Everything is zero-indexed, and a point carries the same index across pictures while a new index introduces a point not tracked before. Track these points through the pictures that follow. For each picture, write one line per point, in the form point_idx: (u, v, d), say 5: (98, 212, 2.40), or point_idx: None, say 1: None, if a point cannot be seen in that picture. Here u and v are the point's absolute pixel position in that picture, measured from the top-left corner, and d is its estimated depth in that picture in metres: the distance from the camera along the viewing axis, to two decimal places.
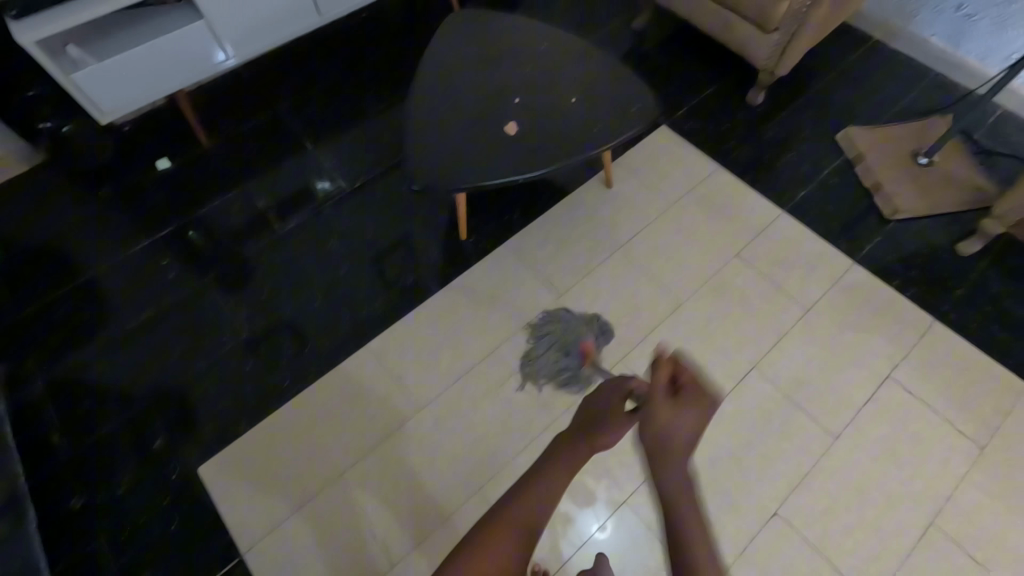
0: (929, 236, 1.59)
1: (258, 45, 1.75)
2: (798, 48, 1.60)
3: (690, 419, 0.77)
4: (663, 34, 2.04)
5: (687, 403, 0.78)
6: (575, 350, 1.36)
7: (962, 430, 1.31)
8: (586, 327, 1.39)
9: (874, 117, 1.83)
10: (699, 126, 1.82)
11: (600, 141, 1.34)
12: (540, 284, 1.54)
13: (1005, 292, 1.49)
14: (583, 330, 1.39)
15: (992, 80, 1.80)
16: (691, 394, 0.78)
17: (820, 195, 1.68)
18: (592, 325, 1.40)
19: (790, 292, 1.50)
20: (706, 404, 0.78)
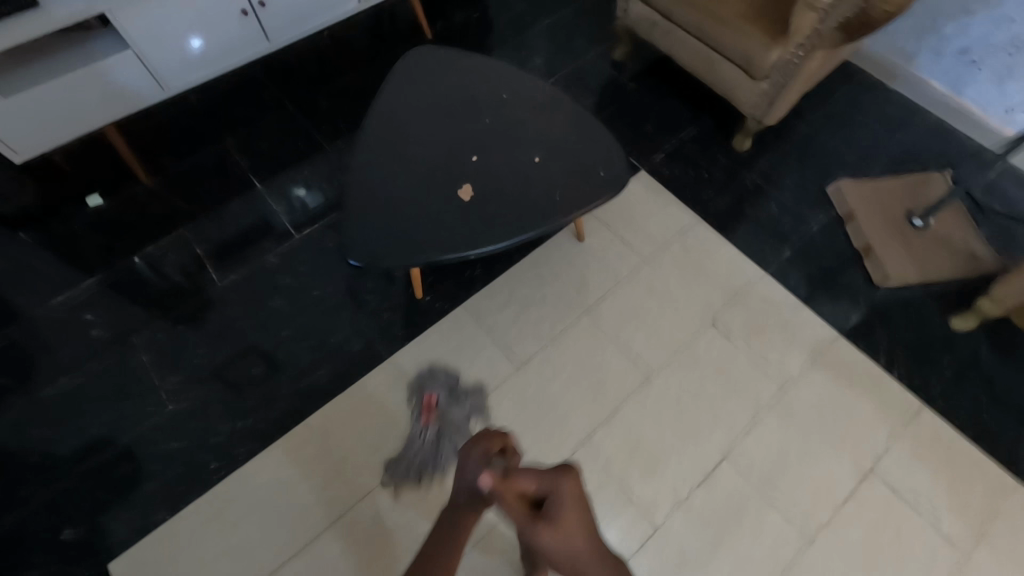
0: (921, 306, 1.49)
1: (220, 66, 1.61)
2: (788, 99, 1.48)
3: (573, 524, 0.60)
4: (644, 69, 1.93)
5: (557, 510, 0.60)
6: (416, 430, 1.33)
7: (946, 533, 1.23)
8: (458, 389, 1.38)
9: (865, 168, 1.71)
10: (678, 174, 1.72)
11: (562, 210, 1.20)
12: (500, 352, 1.43)
13: (999, 374, 1.39)
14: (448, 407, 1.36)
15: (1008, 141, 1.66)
16: (557, 501, 0.61)
17: (804, 255, 1.58)
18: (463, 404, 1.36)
19: (768, 368, 1.41)
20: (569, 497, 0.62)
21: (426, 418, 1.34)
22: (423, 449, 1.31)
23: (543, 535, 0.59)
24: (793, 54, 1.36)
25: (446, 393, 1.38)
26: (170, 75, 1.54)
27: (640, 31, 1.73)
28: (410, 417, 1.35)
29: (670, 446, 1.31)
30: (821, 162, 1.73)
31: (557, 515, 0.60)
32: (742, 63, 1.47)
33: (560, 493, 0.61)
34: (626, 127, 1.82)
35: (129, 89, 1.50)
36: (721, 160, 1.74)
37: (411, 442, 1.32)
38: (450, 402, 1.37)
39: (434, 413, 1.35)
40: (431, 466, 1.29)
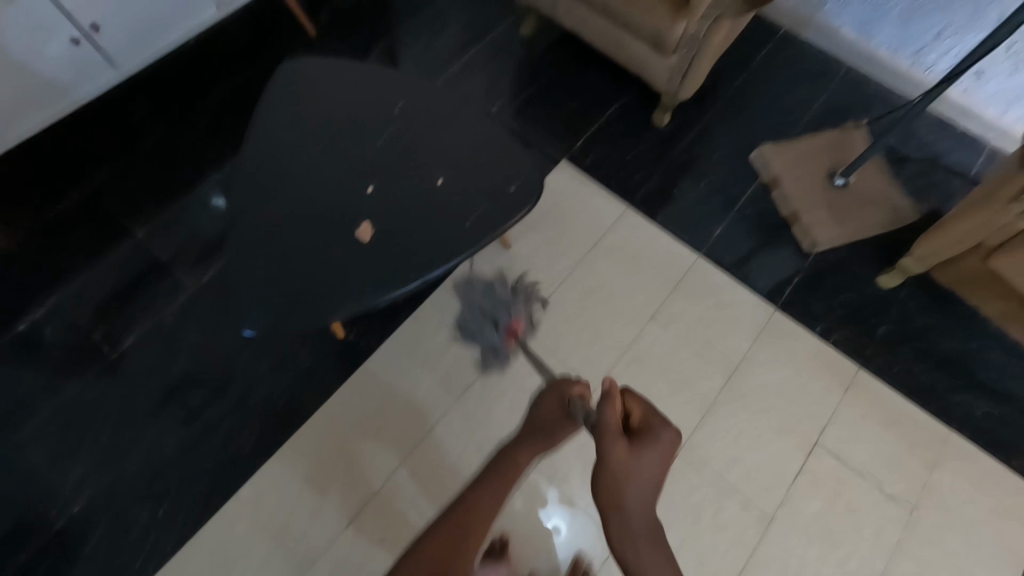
0: (851, 268, 1.49)
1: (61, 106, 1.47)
2: (700, 71, 1.41)
3: (650, 458, 0.73)
4: (554, 43, 1.80)
5: (647, 441, 0.75)
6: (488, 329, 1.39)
7: (892, 493, 1.27)
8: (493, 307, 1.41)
9: (786, 128, 1.68)
10: (601, 158, 1.63)
11: (475, 235, 1.10)
12: (529, 294, 1.44)
13: (928, 325, 1.42)
14: (514, 305, 1.42)
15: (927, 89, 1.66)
16: (653, 437, 0.75)
17: (736, 230, 1.55)
18: (525, 303, 1.42)
19: (713, 355, 1.39)
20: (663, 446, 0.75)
21: (507, 338, 1.37)
22: (491, 343, 1.38)
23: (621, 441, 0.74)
24: (701, 25, 1.28)
25: (505, 315, 1.40)
26: (76, 66, 1.41)
27: (542, 7, 1.59)
28: (474, 314, 1.40)
29: None
30: (743, 127, 1.68)
31: (642, 445, 0.74)
32: (649, 38, 1.37)
33: (660, 430, 0.76)
34: (542, 114, 1.70)
35: (36, 80, 1.36)
36: (644, 137, 1.66)
37: (495, 355, 1.37)
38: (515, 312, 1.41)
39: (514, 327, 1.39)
40: (497, 355, 1.38)
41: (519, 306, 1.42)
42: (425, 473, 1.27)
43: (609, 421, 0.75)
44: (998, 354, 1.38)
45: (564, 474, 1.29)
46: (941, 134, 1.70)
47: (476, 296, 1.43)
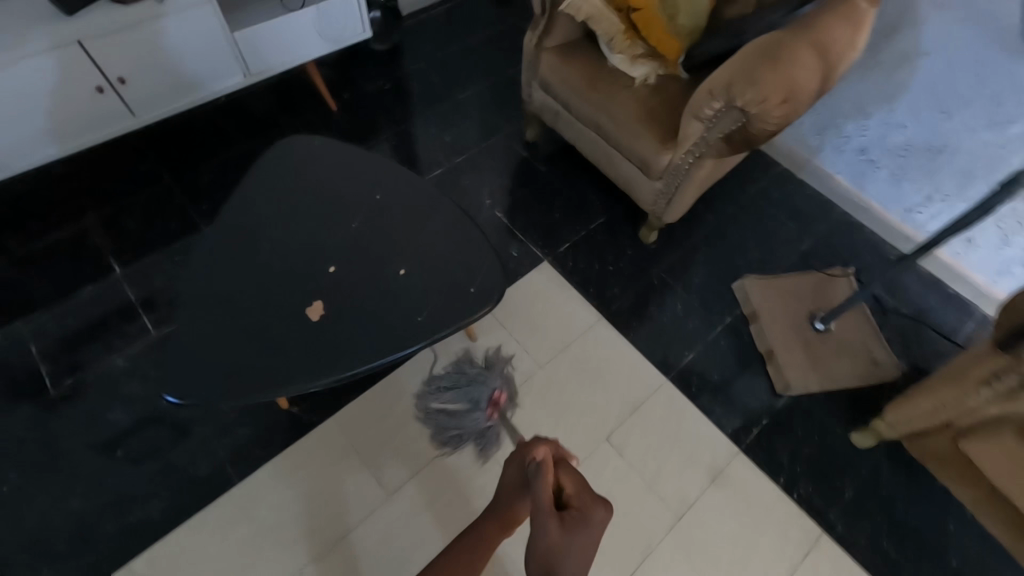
0: (822, 419, 1.42)
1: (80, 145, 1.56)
2: (684, 201, 1.44)
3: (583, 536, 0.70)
4: (557, 150, 1.88)
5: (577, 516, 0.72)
6: (467, 418, 1.27)
7: None
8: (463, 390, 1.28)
9: (771, 263, 1.68)
10: (582, 266, 1.65)
11: (423, 332, 1.08)
12: (501, 371, 1.34)
13: (900, 496, 1.32)
14: (483, 380, 1.29)
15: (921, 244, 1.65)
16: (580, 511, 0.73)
17: (707, 358, 1.51)
18: (495, 374, 1.32)
19: (664, 491, 1.30)
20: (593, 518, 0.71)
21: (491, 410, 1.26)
22: (476, 430, 1.28)
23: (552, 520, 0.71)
24: (685, 160, 1.32)
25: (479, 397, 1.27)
26: (97, 109, 1.52)
27: (545, 118, 1.68)
28: (446, 405, 1.29)
29: None
30: (728, 255, 1.69)
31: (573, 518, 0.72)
32: (637, 162, 1.42)
33: (595, 506, 0.73)
34: (534, 214, 1.75)
35: (67, 112, 1.48)
36: (629, 251, 1.68)
37: (483, 437, 1.29)
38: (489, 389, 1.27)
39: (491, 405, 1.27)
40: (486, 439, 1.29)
41: (489, 378, 1.30)
42: (337, 572, 1.21)
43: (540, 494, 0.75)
44: (973, 540, 1.28)
45: None
46: (932, 290, 1.67)
47: (443, 392, 1.30)
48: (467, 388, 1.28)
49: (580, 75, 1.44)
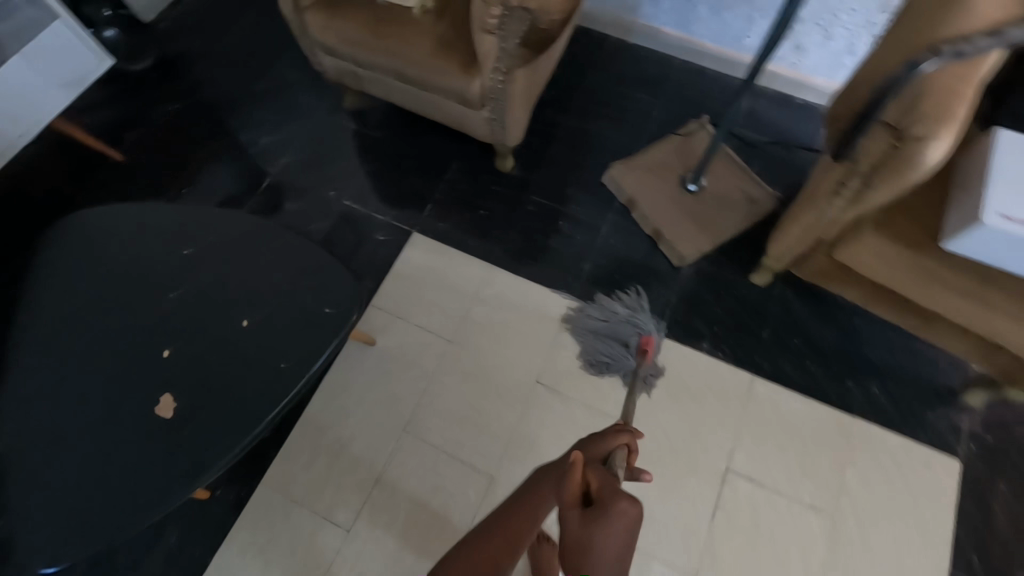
0: (723, 275, 1.46)
1: None
2: (518, 119, 1.34)
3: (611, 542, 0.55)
4: (384, 110, 1.72)
5: (600, 516, 0.56)
6: (609, 357, 1.32)
7: (811, 503, 1.22)
8: (614, 334, 1.34)
9: (633, 144, 1.65)
10: (453, 223, 1.56)
11: (289, 379, 0.98)
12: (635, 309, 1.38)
13: (807, 315, 1.40)
14: (625, 324, 1.34)
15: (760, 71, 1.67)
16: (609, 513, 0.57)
17: (603, 263, 1.49)
18: (644, 320, 1.34)
19: (606, 406, 1.33)
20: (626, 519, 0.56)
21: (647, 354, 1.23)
22: (621, 361, 1.31)
23: (573, 523, 0.57)
24: (496, 81, 1.21)
25: (625, 349, 1.31)
26: None
27: (348, 84, 1.50)
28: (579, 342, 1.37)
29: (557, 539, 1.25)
30: (590, 154, 1.63)
31: (595, 518, 0.56)
32: (453, 98, 1.29)
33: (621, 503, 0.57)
34: (384, 187, 1.62)
35: None
36: (493, 188, 1.60)
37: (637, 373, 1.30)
38: (642, 330, 1.33)
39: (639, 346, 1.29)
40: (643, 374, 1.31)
41: (634, 322, 1.33)
42: None
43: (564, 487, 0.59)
44: (879, 328, 1.37)
45: None
46: (785, 111, 1.68)
47: (583, 330, 1.38)
48: (606, 326, 1.35)
49: (353, 24, 1.27)
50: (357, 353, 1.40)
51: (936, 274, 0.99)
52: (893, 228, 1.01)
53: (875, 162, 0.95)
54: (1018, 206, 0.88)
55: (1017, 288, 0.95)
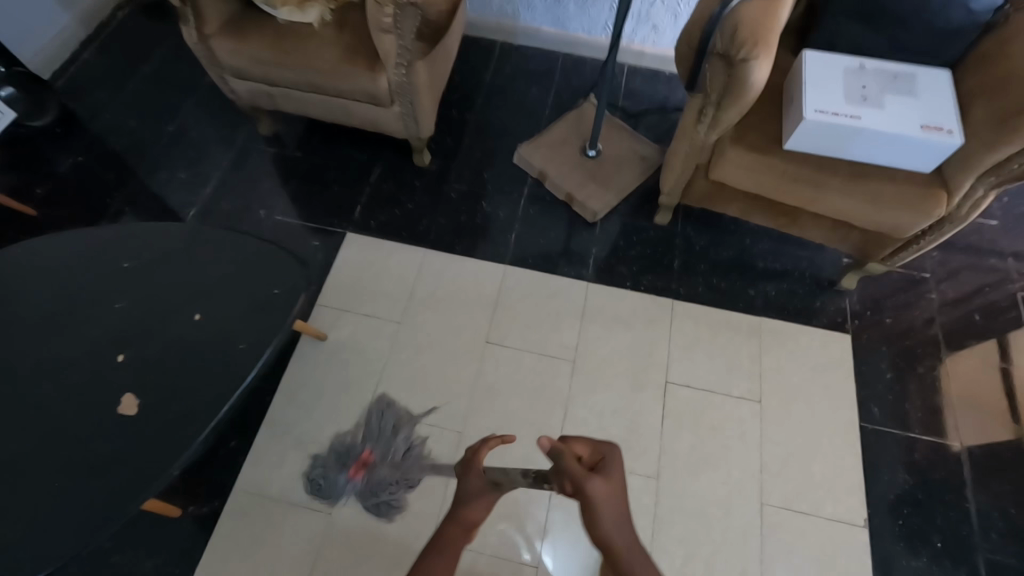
0: (630, 222, 1.65)
1: None
2: (427, 110, 1.49)
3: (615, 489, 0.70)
4: (299, 131, 1.81)
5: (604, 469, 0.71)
6: (351, 456, 1.33)
7: (741, 394, 1.39)
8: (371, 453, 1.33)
9: (535, 129, 1.84)
10: (384, 220, 1.67)
11: (252, 355, 1.05)
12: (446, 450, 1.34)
13: (706, 242, 1.61)
14: (387, 458, 1.33)
15: (630, 52, 1.93)
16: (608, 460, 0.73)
17: (528, 231, 1.65)
18: (380, 490, 1.30)
19: (552, 350, 1.46)
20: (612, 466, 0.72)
21: (356, 473, 1.31)
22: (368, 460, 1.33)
23: (596, 482, 0.68)
24: (400, 76, 1.35)
25: (376, 452, 1.33)
26: None
27: (262, 106, 1.59)
28: (359, 433, 1.36)
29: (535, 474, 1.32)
30: (498, 141, 1.81)
31: (604, 473, 0.70)
32: (363, 98, 1.42)
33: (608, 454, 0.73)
34: (312, 198, 1.70)
35: None
36: (415, 183, 1.73)
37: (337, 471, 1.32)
38: (381, 451, 1.34)
39: (368, 469, 1.32)
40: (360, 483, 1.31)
41: (384, 474, 1.31)
42: None
43: (571, 469, 0.69)
44: (765, 242, 1.61)
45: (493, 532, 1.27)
46: (658, 83, 1.94)
47: (384, 417, 1.37)
48: (376, 441, 1.34)
49: (258, 45, 1.37)
50: (310, 349, 1.46)
51: (784, 171, 1.21)
52: (747, 141, 1.23)
53: (721, 90, 1.16)
54: (828, 102, 1.12)
55: (845, 169, 1.19)
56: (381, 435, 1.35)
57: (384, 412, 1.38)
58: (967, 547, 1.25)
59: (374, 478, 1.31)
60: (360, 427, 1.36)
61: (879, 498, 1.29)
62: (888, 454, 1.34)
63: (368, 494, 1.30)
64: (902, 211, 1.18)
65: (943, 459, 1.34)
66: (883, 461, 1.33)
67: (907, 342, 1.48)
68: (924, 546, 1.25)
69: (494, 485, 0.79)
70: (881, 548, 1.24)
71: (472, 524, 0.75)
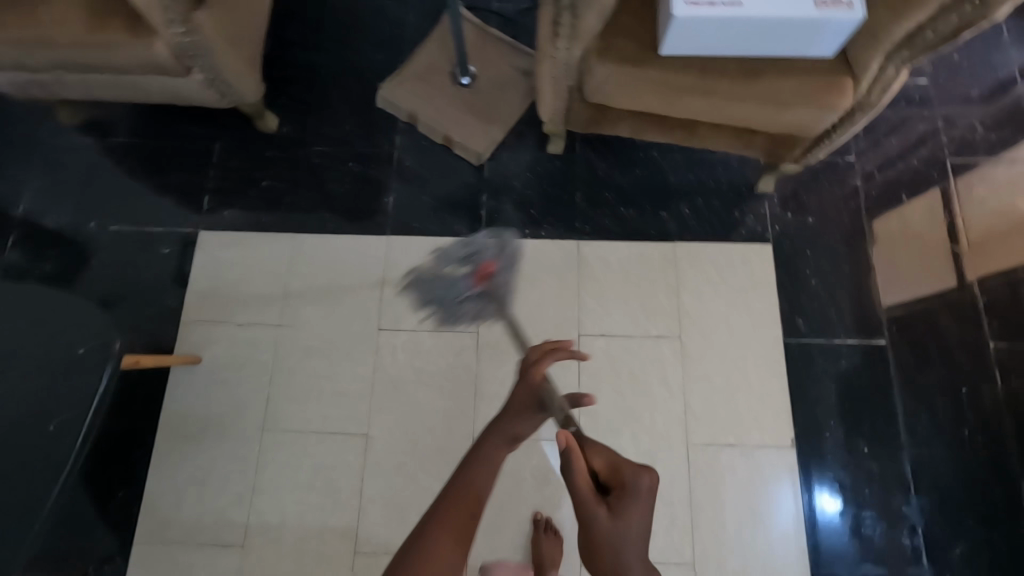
0: (521, 156, 1.44)
1: None
2: (238, 71, 1.19)
3: (638, 525, 0.69)
4: (114, 113, 1.50)
5: (625, 500, 0.70)
6: (476, 262, 1.21)
7: (660, 333, 1.30)
8: (281, 466, 1.25)
9: (396, 57, 1.54)
10: (239, 206, 1.43)
11: (68, 437, 0.89)
12: (369, 447, 1.26)
13: (606, 165, 1.42)
14: (490, 299, 1.22)
15: None
16: (634, 490, 0.70)
17: (407, 190, 1.43)
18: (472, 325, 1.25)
19: (453, 323, 1.33)
20: (643, 503, 0.70)
21: (478, 282, 1.21)
22: (464, 301, 1.20)
23: (602, 514, 0.70)
24: (177, 35, 1.05)
25: (437, 315, 1.28)
26: None
27: (36, 96, 1.26)
28: (468, 267, 1.22)
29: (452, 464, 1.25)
30: (355, 83, 1.52)
31: (622, 505, 0.70)
32: (147, 72, 1.12)
33: (636, 479, 0.71)
34: (149, 196, 1.44)
35: None
36: (266, 154, 1.46)
37: (472, 253, 1.20)
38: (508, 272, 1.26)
39: (490, 281, 1.17)
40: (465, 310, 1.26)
41: (480, 309, 1.25)
42: None
43: (579, 490, 0.71)
44: (672, 153, 1.42)
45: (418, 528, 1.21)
46: None
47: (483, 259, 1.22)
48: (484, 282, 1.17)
49: None
50: (185, 376, 1.30)
51: (662, 82, 1.00)
52: (615, 51, 1.00)
53: None
54: None
55: (734, 68, 0.99)
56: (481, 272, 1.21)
57: (481, 253, 1.23)
58: (892, 445, 1.23)
59: (470, 311, 1.22)
60: (477, 248, 1.21)
61: (806, 412, 1.25)
62: (813, 367, 1.28)
63: (477, 304, 1.20)
64: (804, 108, 0.99)
65: (869, 360, 1.28)
66: (808, 375, 1.27)
67: (831, 240, 1.36)
68: (851, 451, 1.23)
69: (539, 405, 0.80)
70: (807, 465, 1.22)
71: (514, 435, 0.80)
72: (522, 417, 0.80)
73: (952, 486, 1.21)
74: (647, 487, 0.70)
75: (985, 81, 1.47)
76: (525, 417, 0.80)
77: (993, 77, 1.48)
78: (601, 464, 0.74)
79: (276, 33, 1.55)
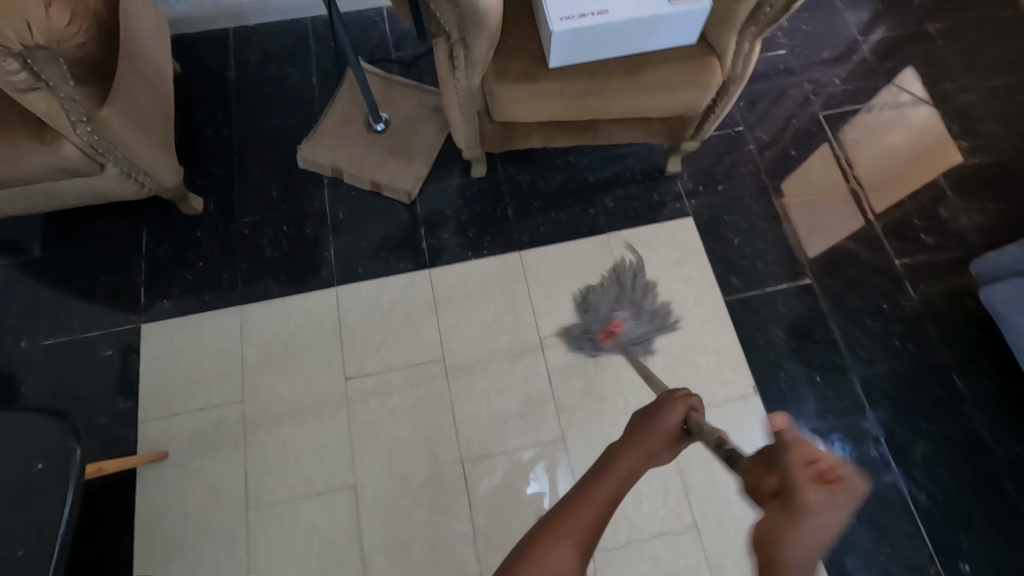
0: (447, 186, 1.51)
1: None
2: (153, 157, 1.20)
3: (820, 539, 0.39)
4: (26, 227, 1.45)
5: (822, 499, 0.39)
6: (620, 315, 1.21)
7: None
8: (274, 539, 1.21)
9: (308, 118, 1.59)
10: (177, 290, 1.41)
11: (37, 562, 0.85)
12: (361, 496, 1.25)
13: (528, 178, 1.51)
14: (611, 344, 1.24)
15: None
16: (839, 493, 0.40)
17: (345, 240, 1.46)
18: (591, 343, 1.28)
19: (417, 354, 1.35)
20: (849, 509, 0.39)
21: (607, 337, 1.21)
22: (591, 330, 1.24)
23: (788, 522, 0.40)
24: (86, 133, 1.06)
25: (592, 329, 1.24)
26: None
27: None
28: (620, 313, 1.21)
29: (446, 490, 1.26)
30: (273, 150, 1.55)
31: (813, 508, 0.39)
32: (59, 174, 1.11)
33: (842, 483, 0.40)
34: (80, 302, 1.40)
35: None
36: (196, 235, 1.46)
37: (622, 301, 1.22)
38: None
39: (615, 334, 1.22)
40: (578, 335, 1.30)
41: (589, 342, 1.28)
42: None
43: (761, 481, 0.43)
44: (585, 155, 1.53)
45: (426, 564, 1.20)
46: None
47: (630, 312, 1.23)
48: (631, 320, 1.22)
49: None
50: (153, 473, 1.25)
51: (557, 91, 1.10)
52: (511, 72, 1.10)
53: (458, 25, 1.00)
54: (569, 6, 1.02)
55: (616, 65, 1.10)
56: (641, 313, 1.23)
57: (630, 307, 1.22)
58: (839, 369, 1.34)
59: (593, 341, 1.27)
60: (636, 304, 1.22)
61: (759, 358, 1.35)
62: (755, 317, 1.38)
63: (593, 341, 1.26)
64: (684, 90, 1.11)
65: (801, 299, 1.40)
66: (752, 325, 1.37)
67: (742, 201, 1.50)
68: (806, 384, 1.33)
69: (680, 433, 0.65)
70: (772, 406, 1.31)
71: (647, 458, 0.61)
72: (658, 438, 0.63)
73: (897, 392, 1.33)
74: (850, 492, 0.39)
75: (834, 44, 1.69)
76: (661, 440, 0.63)
77: (839, 40, 1.70)
78: (775, 466, 0.44)
79: (184, 119, 1.58)
